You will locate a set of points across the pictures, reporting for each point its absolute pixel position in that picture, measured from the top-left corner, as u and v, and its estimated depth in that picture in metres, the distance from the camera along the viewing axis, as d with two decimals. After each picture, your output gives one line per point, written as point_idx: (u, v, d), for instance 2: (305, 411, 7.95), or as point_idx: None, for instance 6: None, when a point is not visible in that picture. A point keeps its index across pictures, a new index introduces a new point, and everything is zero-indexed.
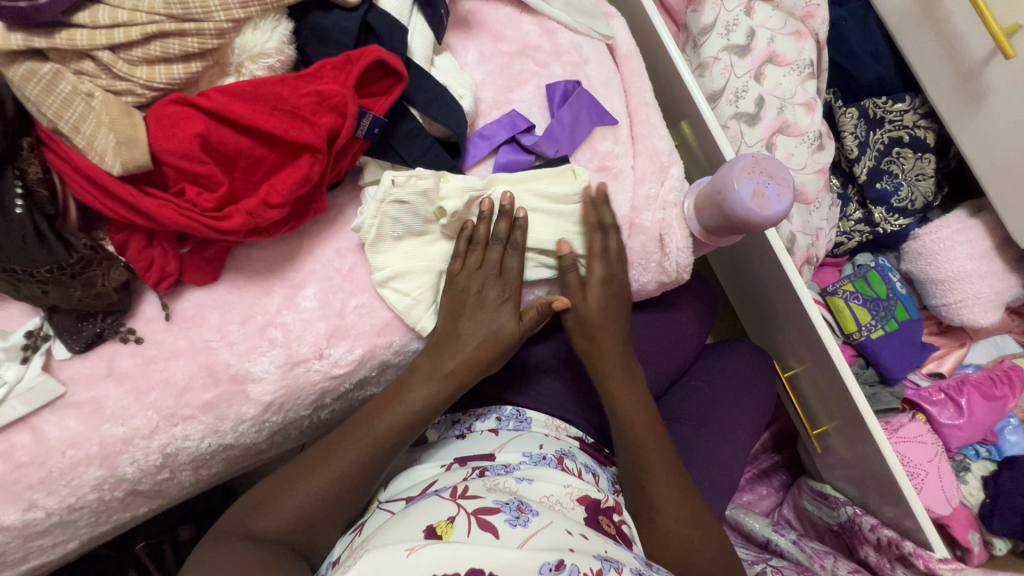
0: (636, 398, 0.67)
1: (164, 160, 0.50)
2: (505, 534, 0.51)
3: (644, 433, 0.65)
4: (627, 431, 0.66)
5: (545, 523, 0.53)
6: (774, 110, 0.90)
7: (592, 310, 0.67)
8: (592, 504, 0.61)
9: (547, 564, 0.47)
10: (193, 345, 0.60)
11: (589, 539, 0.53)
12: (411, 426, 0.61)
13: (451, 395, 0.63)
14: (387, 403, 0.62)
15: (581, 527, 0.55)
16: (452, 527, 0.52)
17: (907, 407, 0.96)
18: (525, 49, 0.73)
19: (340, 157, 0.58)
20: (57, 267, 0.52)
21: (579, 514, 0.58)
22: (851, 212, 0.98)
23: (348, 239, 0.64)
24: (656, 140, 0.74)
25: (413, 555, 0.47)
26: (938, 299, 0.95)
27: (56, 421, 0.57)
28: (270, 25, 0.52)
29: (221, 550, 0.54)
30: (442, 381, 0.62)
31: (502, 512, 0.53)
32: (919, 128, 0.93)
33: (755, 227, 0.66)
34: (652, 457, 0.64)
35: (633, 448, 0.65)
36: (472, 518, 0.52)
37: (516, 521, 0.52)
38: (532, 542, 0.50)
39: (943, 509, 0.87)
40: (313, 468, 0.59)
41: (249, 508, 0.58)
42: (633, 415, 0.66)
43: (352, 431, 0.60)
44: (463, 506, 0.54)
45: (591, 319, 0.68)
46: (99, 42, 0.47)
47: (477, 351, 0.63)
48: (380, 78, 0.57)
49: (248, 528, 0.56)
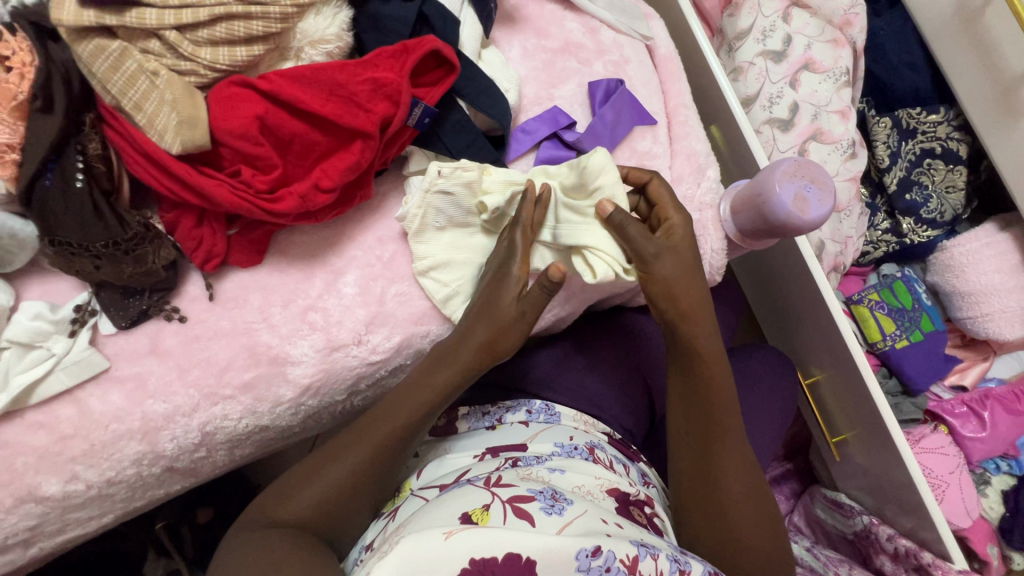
0: (718, 363, 0.64)
1: (221, 141, 0.51)
2: (542, 522, 0.51)
3: (721, 395, 0.63)
4: (707, 393, 0.63)
5: (580, 512, 0.53)
6: (809, 117, 0.90)
7: (679, 262, 0.63)
8: (622, 497, 0.61)
9: (584, 550, 0.48)
10: (235, 326, 0.60)
11: (624, 527, 0.54)
12: (428, 412, 0.60)
13: (470, 377, 0.61)
14: (409, 387, 0.61)
15: (615, 516, 0.55)
16: (487, 514, 0.52)
17: (929, 418, 0.95)
18: (568, 46, 0.74)
19: (389, 145, 0.58)
20: (113, 242, 0.52)
21: (611, 504, 0.59)
22: (879, 221, 0.99)
23: (391, 227, 0.65)
24: (694, 142, 0.75)
25: (451, 538, 0.47)
26: (964, 312, 0.95)
27: (101, 395, 0.57)
28: (331, 11, 0.52)
29: (247, 536, 0.53)
30: (460, 367, 0.61)
31: (537, 501, 0.53)
32: (952, 140, 0.93)
33: (794, 231, 0.67)
34: (727, 426, 0.62)
35: (711, 415, 0.62)
36: (507, 506, 0.53)
37: (551, 509, 0.53)
38: (569, 529, 0.51)
39: (963, 521, 0.87)
40: (336, 456, 0.58)
41: (275, 494, 0.58)
42: (716, 381, 0.63)
43: (376, 415, 0.60)
44: (498, 494, 0.54)
45: (676, 274, 0.62)
46: (167, 21, 0.48)
47: (490, 333, 0.60)
48: (433, 69, 0.57)
49: (272, 515, 0.56)
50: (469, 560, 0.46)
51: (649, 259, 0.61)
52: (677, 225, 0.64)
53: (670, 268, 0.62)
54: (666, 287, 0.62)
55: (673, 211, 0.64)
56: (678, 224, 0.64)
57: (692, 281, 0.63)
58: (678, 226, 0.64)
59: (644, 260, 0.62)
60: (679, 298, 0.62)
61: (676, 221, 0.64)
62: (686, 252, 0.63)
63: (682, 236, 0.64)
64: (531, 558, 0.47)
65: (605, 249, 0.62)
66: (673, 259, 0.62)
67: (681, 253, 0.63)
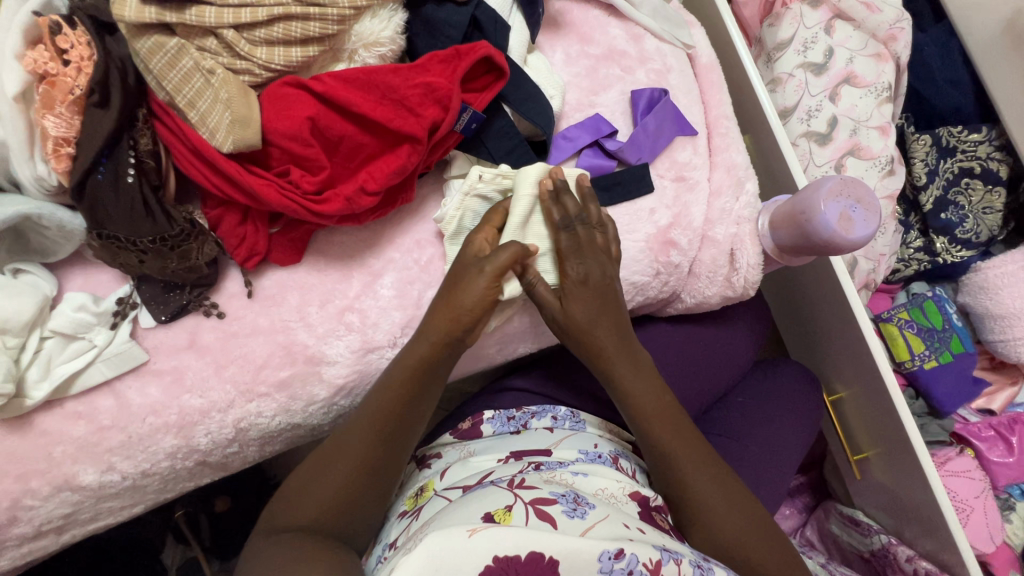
0: (657, 397, 0.64)
1: (272, 141, 0.51)
2: (564, 525, 0.49)
3: (665, 426, 0.63)
4: (650, 429, 0.63)
5: (602, 516, 0.51)
6: (847, 131, 0.89)
7: (596, 306, 0.63)
8: (644, 501, 0.60)
9: (607, 552, 0.46)
10: (272, 325, 0.60)
11: (646, 532, 0.52)
12: (411, 388, 0.58)
13: (449, 346, 0.58)
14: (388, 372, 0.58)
15: (637, 521, 0.54)
16: (510, 514, 0.50)
17: (954, 440, 0.95)
18: (611, 54, 0.73)
19: (435, 148, 0.58)
20: (160, 238, 0.53)
21: (633, 509, 0.58)
22: (912, 239, 0.98)
23: (428, 230, 0.65)
24: (734, 154, 0.74)
25: (475, 536, 0.45)
26: (995, 335, 0.93)
27: (139, 388, 0.58)
28: (387, 14, 0.52)
29: (262, 542, 0.51)
30: (431, 339, 0.58)
31: (559, 504, 0.52)
32: (992, 160, 0.92)
33: (835, 250, 0.66)
34: (683, 447, 0.62)
35: (662, 439, 0.62)
36: (529, 507, 0.51)
37: (573, 512, 0.51)
38: (592, 532, 0.49)
39: (986, 546, 0.86)
40: (333, 453, 0.57)
41: (286, 500, 0.56)
42: (651, 403, 0.63)
43: (365, 406, 0.58)
44: (520, 495, 0.53)
45: (575, 325, 0.63)
46: (226, 20, 0.47)
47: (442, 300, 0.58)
48: (483, 75, 0.57)
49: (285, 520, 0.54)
50: (493, 558, 0.45)
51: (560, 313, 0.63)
52: (593, 269, 0.62)
53: (582, 315, 0.63)
54: (572, 338, 0.64)
55: (570, 263, 0.62)
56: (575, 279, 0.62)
57: (598, 329, 0.63)
58: (593, 265, 0.62)
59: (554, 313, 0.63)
60: (593, 348, 0.64)
61: (571, 277, 0.62)
62: (584, 307, 0.63)
63: (580, 293, 0.62)
64: (553, 559, 0.45)
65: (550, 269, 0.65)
66: (574, 312, 0.63)
67: (586, 301, 0.63)
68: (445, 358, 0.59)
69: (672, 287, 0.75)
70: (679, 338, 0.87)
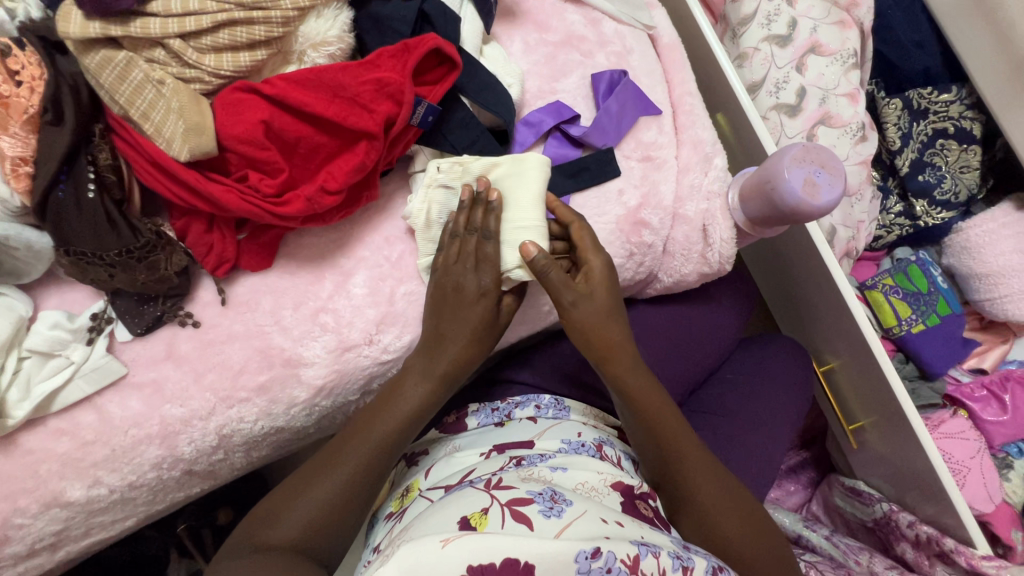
0: (659, 400, 0.65)
1: (227, 146, 0.51)
2: (540, 525, 0.50)
3: (669, 425, 0.64)
4: (656, 429, 0.64)
5: (578, 513, 0.52)
6: (816, 101, 0.89)
7: (598, 306, 0.64)
8: (627, 489, 0.61)
9: (583, 552, 0.47)
10: (248, 330, 0.61)
11: (624, 525, 0.52)
12: (408, 423, 0.60)
13: (445, 389, 0.62)
14: (384, 403, 0.60)
15: (616, 514, 0.54)
16: (486, 518, 0.51)
17: (948, 403, 0.95)
18: (570, 39, 0.73)
19: (394, 144, 0.59)
20: (126, 250, 0.53)
21: (615, 501, 0.59)
22: (892, 205, 0.97)
23: (396, 227, 0.65)
24: (700, 130, 0.74)
25: (448, 545, 0.46)
26: (982, 294, 0.93)
27: (119, 401, 0.58)
28: (332, 13, 0.53)
29: (236, 563, 0.48)
30: (436, 380, 0.61)
31: (535, 503, 0.52)
32: (965, 119, 0.92)
33: (803, 218, 0.66)
34: (689, 448, 0.63)
35: (667, 439, 0.63)
36: (506, 508, 0.52)
37: (550, 511, 0.51)
38: (568, 532, 0.49)
39: (985, 507, 0.85)
40: (327, 468, 0.56)
41: (258, 521, 0.54)
42: (658, 405, 0.65)
43: (356, 430, 0.59)
44: (496, 497, 0.54)
45: (598, 309, 0.64)
46: (172, 30, 0.48)
47: (457, 351, 0.61)
48: (435, 67, 0.58)
49: (262, 539, 0.52)
50: (467, 567, 0.45)
51: (565, 307, 0.63)
52: (598, 263, 0.64)
53: (589, 312, 0.63)
54: (578, 327, 0.64)
55: (593, 254, 0.64)
56: (558, 285, 0.61)
57: (610, 323, 0.64)
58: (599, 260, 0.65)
59: (560, 306, 0.63)
60: (601, 343, 0.64)
61: (592, 266, 0.64)
62: (599, 302, 0.64)
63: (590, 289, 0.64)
64: (528, 563, 0.46)
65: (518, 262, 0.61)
66: (601, 299, 0.64)
67: (598, 299, 0.64)
68: (439, 400, 0.62)
69: (648, 267, 0.75)
70: (659, 319, 0.87)
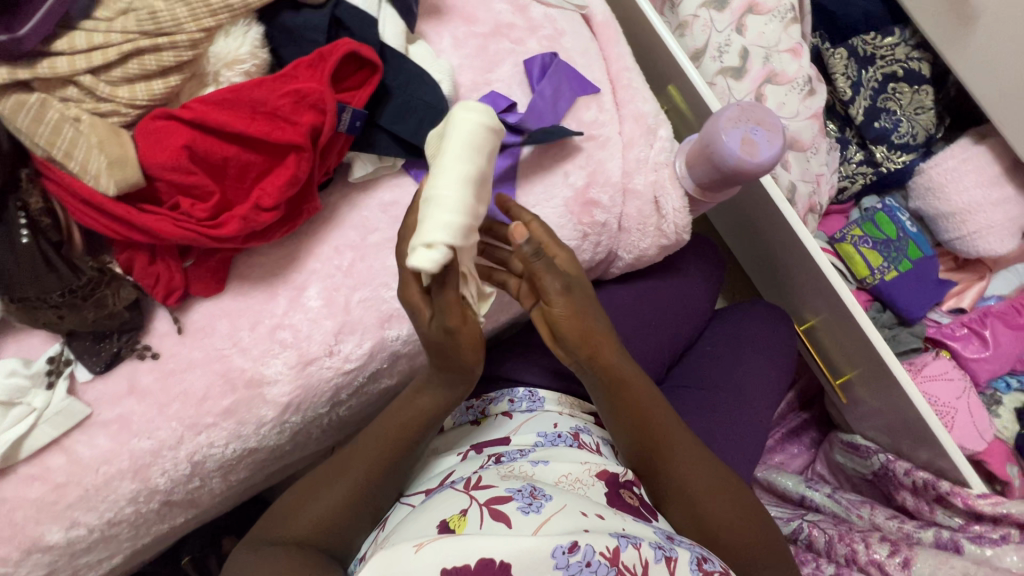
0: (646, 394, 0.64)
1: (154, 175, 0.51)
2: (518, 523, 0.50)
3: (658, 418, 0.64)
4: (644, 424, 0.63)
5: (558, 507, 0.52)
6: (760, 60, 0.88)
7: (582, 292, 0.61)
8: (611, 479, 0.61)
9: (559, 548, 0.47)
10: (207, 355, 0.61)
11: (605, 518, 0.52)
12: (420, 427, 0.62)
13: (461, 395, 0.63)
14: (399, 408, 0.62)
15: (598, 507, 0.54)
16: (464, 520, 0.51)
17: (930, 345, 0.94)
18: (498, 28, 0.73)
19: (327, 154, 0.59)
20: (69, 291, 0.55)
21: (600, 490, 0.59)
22: (852, 154, 0.96)
23: (344, 236, 0.65)
24: (640, 104, 0.74)
25: (422, 550, 0.46)
26: (951, 233, 0.93)
27: (87, 441, 0.59)
28: (241, 30, 0.53)
29: (256, 554, 0.53)
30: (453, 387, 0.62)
31: (515, 501, 0.52)
32: (913, 60, 0.92)
33: (748, 177, 0.66)
34: (678, 440, 0.64)
35: (654, 433, 0.63)
36: (484, 508, 0.52)
37: (528, 508, 0.52)
38: (546, 527, 0.49)
39: (976, 445, 0.85)
40: (342, 470, 0.59)
41: (274, 517, 0.58)
42: (646, 401, 0.64)
43: (370, 435, 0.61)
44: (475, 498, 0.54)
45: (581, 292, 0.60)
46: (80, 66, 0.49)
47: (465, 357, 0.57)
48: (354, 71, 0.58)
49: (279, 533, 0.55)
50: (441, 571, 0.45)
51: (551, 296, 0.58)
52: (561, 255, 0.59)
53: (570, 300, 0.59)
54: (557, 321, 0.59)
55: (556, 248, 0.59)
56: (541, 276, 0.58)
57: (593, 312, 0.61)
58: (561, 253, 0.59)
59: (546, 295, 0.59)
60: (583, 342, 0.61)
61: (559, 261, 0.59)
62: (579, 292, 0.60)
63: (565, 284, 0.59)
64: (504, 562, 0.45)
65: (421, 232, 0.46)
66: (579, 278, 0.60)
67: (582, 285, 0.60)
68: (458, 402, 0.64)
69: (606, 246, 0.75)
70: (630, 296, 0.87)
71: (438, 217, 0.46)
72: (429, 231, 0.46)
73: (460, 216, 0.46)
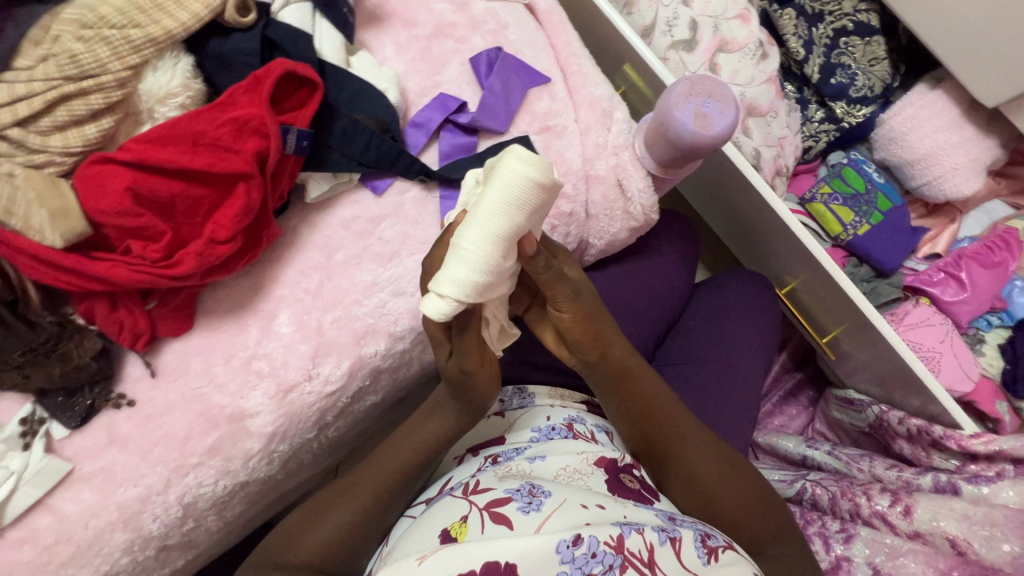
0: (647, 383, 0.64)
1: (101, 221, 0.50)
2: (519, 523, 0.50)
3: (659, 404, 0.64)
4: (646, 412, 0.64)
5: (557, 503, 0.51)
6: (709, 30, 0.88)
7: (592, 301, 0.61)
8: (610, 465, 0.61)
9: (564, 541, 0.46)
10: (184, 396, 0.60)
11: (606, 507, 0.52)
12: (429, 454, 0.62)
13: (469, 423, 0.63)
14: (404, 436, 0.63)
15: (597, 497, 0.54)
16: (466, 526, 0.51)
17: (909, 293, 0.95)
18: (441, 29, 0.72)
19: (278, 178, 0.58)
20: (30, 349, 0.54)
21: (600, 478, 0.59)
22: (812, 113, 0.96)
23: (308, 257, 0.64)
24: (593, 88, 0.73)
25: (424, 562, 0.46)
26: (918, 180, 0.93)
27: (72, 497, 0.58)
28: (169, 63, 0.53)
29: None
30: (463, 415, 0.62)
31: (514, 501, 0.52)
32: (861, 13, 0.91)
33: (705, 150, 0.66)
34: (682, 424, 0.64)
35: (657, 420, 0.63)
36: (484, 512, 0.52)
37: (528, 507, 0.51)
38: (548, 524, 0.49)
39: (964, 384, 0.86)
40: (345, 496, 0.58)
41: (275, 542, 0.57)
42: (647, 390, 0.64)
43: (376, 462, 0.61)
44: (474, 503, 0.53)
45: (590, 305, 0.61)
46: (6, 120, 0.48)
47: (475, 399, 0.60)
48: (295, 91, 0.58)
49: (281, 559, 0.55)
50: None
51: (563, 304, 0.59)
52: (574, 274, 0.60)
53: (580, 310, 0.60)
54: (570, 331, 0.61)
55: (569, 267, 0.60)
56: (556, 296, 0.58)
57: (604, 321, 0.63)
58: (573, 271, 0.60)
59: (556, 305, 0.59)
60: (593, 345, 0.62)
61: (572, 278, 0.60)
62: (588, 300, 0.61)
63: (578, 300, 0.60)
64: (509, 564, 0.45)
65: (440, 280, 0.45)
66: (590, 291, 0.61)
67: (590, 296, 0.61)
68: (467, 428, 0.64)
69: (576, 235, 0.75)
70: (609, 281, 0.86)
71: (453, 269, 0.44)
72: (442, 282, 0.44)
73: (477, 272, 0.44)
